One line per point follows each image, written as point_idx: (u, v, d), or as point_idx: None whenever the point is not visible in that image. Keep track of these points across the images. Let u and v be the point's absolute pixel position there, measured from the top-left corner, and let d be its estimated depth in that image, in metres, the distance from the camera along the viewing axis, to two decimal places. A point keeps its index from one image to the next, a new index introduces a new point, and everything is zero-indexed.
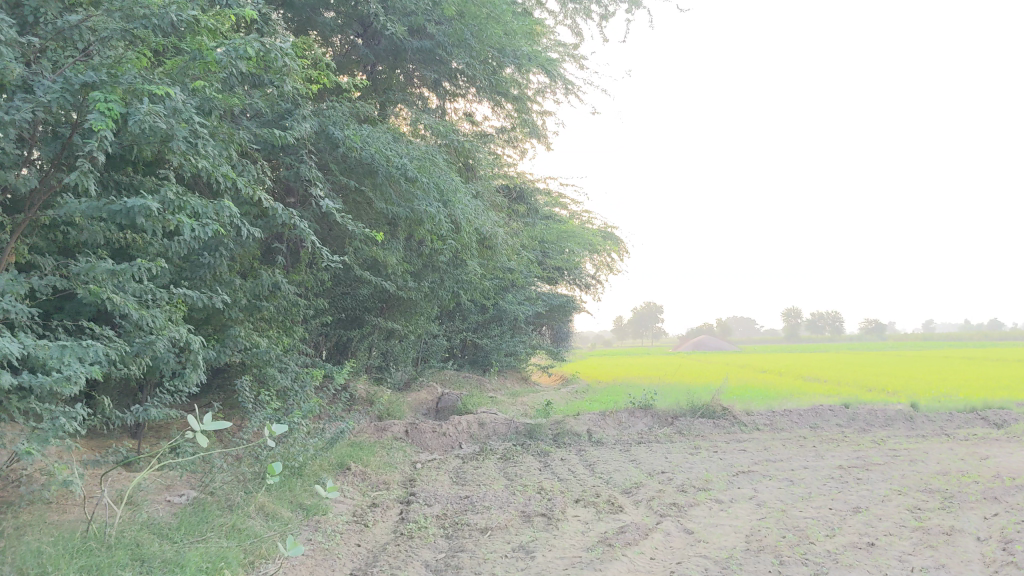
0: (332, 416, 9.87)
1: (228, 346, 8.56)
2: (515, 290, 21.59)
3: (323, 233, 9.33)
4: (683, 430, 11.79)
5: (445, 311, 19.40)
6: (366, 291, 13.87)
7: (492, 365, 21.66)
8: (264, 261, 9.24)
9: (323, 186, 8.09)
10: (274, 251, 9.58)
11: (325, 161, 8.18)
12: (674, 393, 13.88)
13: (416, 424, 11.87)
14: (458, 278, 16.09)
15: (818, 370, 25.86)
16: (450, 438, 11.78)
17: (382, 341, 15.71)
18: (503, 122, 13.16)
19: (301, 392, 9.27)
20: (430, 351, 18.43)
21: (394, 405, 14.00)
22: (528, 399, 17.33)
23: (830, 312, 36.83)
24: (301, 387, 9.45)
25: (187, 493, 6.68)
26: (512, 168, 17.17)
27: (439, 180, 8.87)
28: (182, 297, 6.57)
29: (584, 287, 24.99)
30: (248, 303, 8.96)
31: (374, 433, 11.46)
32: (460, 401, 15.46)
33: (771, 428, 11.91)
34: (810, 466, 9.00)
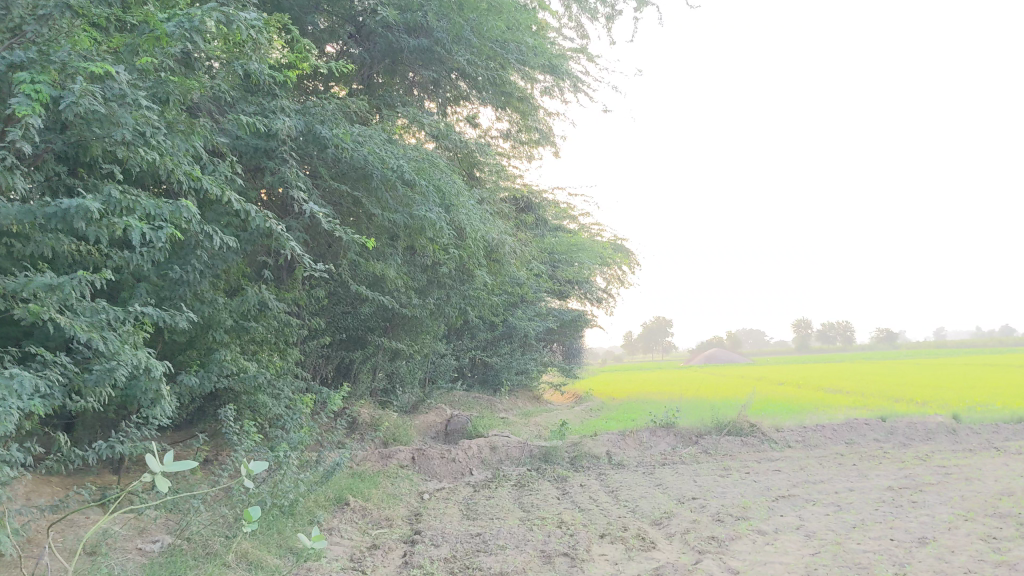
0: (331, 444, 9.10)
1: (212, 372, 7.93)
2: (525, 305, 20.82)
3: (317, 246, 8.61)
4: (709, 449, 10.99)
5: (452, 329, 18.65)
6: (367, 309, 13.14)
7: (502, 385, 20.87)
8: (251, 277, 8.54)
9: (310, 189, 7.41)
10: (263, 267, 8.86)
11: (314, 164, 7.47)
12: (698, 409, 13.07)
13: (423, 450, 11.09)
14: (465, 293, 15.34)
15: (839, 381, 24.98)
16: (460, 464, 10.99)
17: (387, 362, 14.96)
18: (508, 127, 12.44)
19: (295, 419, 8.51)
20: (438, 372, 17.67)
21: (400, 430, 13.24)
22: (541, 419, 16.52)
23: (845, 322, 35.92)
24: (296, 413, 8.69)
25: (162, 539, 5.91)
26: (518, 177, 16.46)
27: (438, 182, 8.12)
28: (149, 318, 5.89)
29: (595, 301, 24.23)
30: (234, 324, 8.27)
31: (378, 461, 10.68)
32: (470, 423, 14.68)
33: (804, 445, 11.08)
34: (856, 487, 8.19)
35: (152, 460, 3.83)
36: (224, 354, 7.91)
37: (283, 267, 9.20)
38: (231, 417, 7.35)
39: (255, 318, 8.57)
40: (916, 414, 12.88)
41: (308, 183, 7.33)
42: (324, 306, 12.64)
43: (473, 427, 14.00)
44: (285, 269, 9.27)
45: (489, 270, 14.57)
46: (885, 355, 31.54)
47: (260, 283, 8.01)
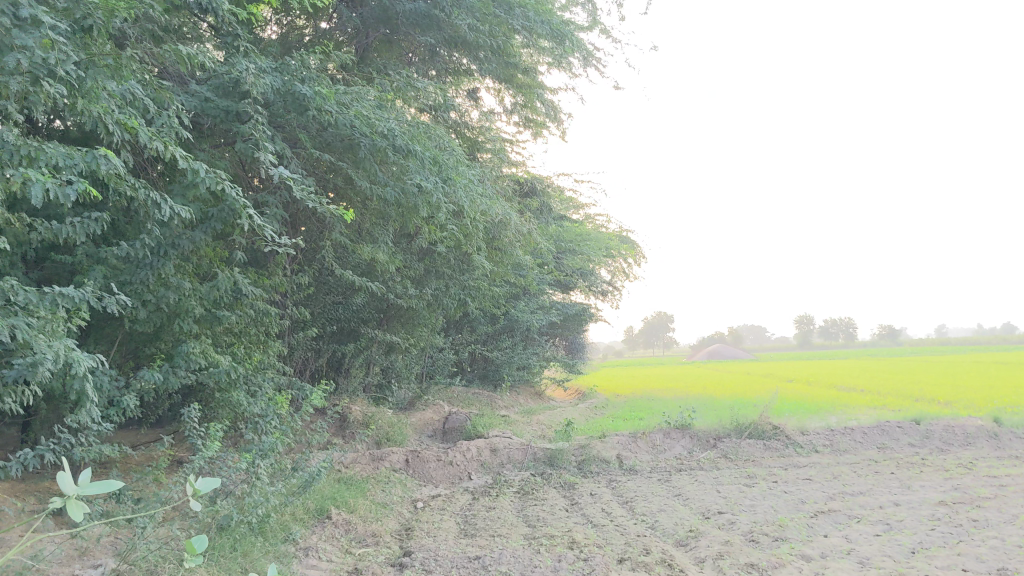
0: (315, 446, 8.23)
1: (179, 366, 7.13)
2: (527, 298, 19.95)
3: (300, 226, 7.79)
4: (729, 454, 10.10)
5: (450, 322, 17.77)
6: (359, 300, 12.27)
7: (503, 381, 19.97)
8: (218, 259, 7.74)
9: (281, 157, 6.67)
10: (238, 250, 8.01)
11: (296, 131, 6.67)
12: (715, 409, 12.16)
13: (418, 452, 10.20)
14: (465, 283, 14.46)
15: (852, 378, 24.08)
16: (458, 468, 10.10)
17: (381, 356, 14.09)
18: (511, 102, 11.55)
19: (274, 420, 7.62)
20: (435, 368, 16.79)
21: (393, 428, 12.36)
22: (544, 418, 15.63)
23: (843, 319, 34.57)
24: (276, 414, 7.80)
25: (104, 563, 5.03)
26: (521, 161, 15.56)
27: (434, 154, 7.22)
28: (75, 303, 5.21)
29: (601, 294, 23.34)
30: (205, 313, 7.45)
31: (368, 465, 9.79)
32: (469, 422, 13.80)
33: (832, 450, 10.20)
34: (902, 501, 7.30)
35: (65, 479, 2.40)
36: (190, 346, 7.13)
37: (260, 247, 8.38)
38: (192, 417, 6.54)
39: (228, 305, 7.74)
40: (948, 416, 12.00)
41: (277, 149, 6.59)
42: (312, 296, 11.77)
43: (472, 427, 13.12)
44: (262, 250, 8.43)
45: (490, 259, 13.70)
46: (892, 351, 30.68)
47: (229, 257, 7.25)
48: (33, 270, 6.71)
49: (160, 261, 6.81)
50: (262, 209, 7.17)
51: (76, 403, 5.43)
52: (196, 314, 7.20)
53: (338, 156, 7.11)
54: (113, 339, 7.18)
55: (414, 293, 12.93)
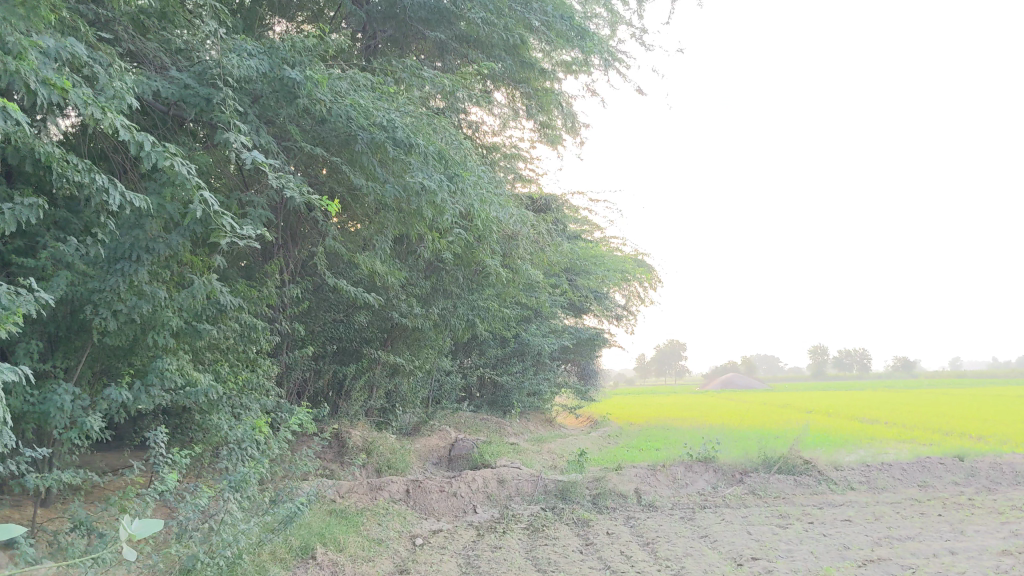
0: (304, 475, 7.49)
1: (153, 384, 6.44)
2: (539, 321, 19.23)
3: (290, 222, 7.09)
4: (757, 490, 9.30)
5: (459, 344, 17.04)
6: (361, 318, 11.60)
7: (513, 407, 19.18)
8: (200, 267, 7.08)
9: (261, 148, 6.02)
10: (222, 258, 7.32)
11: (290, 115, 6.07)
12: (739, 440, 11.35)
13: (419, 483, 9.46)
14: (474, 303, 13.77)
15: (874, 410, 23.17)
16: (463, 501, 9.33)
17: (385, 379, 13.38)
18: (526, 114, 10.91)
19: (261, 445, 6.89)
20: (442, 392, 16.05)
21: (395, 456, 11.62)
22: (554, 446, 14.85)
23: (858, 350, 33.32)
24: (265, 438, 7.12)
25: None
26: (535, 175, 14.89)
27: (440, 151, 6.53)
28: (10, 306, 4.63)
29: (615, 319, 22.62)
30: (184, 327, 6.76)
31: (365, 496, 9.04)
32: (477, 449, 13.04)
33: (870, 487, 9.39)
34: (960, 549, 6.49)
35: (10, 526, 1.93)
36: (165, 362, 6.43)
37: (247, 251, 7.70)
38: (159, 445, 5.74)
39: (211, 318, 7.06)
40: (991, 452, 11.16)
41: (259, 139, 5.95)
42: (311, 314, 11.10)
43: (478, 455, 12.37)
44: (249, 254, 7.75)
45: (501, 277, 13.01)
46: (912, 383, 29.79)
47: (208, 259, 6.58)
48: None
49: (131, 266, 6.15)
50: (247, 210, 6.51)
51: (10, 426, 4.78)
52: (172, 326, 6.52)
53: (335, 152, 6.41)
54: (81, 355, 6.52)
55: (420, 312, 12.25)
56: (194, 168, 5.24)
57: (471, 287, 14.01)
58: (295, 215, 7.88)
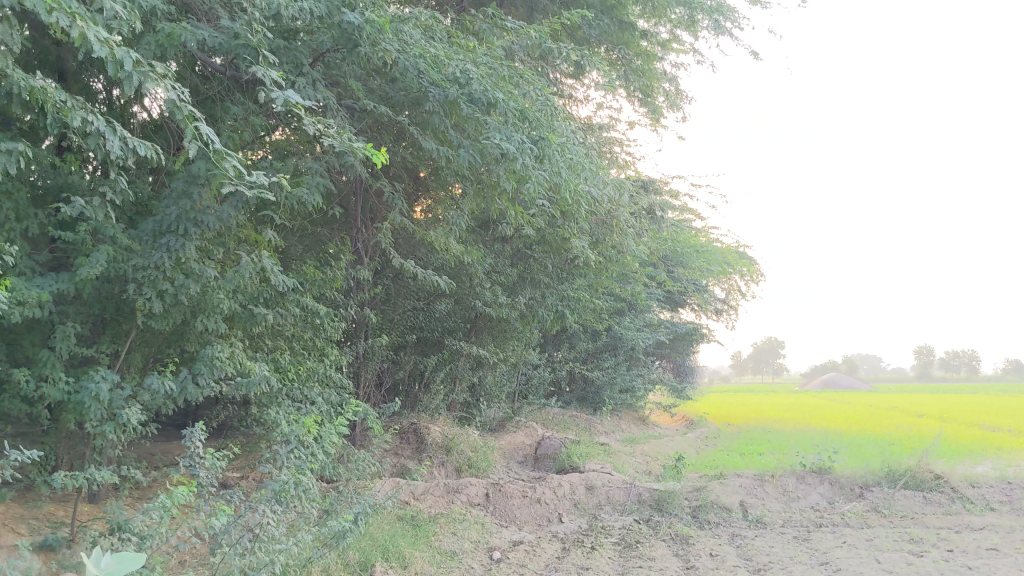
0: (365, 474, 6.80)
1: (200, 375, 5.77)
2: (632, 313, 18.28)
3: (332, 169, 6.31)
4: (880, 508, 8.24)
5: (548, 337, 16.24)
6: (443, 307, 10.90)
7: (604, 404, 18.27)
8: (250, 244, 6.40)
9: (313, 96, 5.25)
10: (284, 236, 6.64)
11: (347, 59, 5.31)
12: (856, 447, 10.22)
13: (501, 486, 8.70)
14: (564, 293, 12.93)
15: (994, 415, 21.49)
16: (547, 508, 8.50)
17: (469, 371, 12.67)
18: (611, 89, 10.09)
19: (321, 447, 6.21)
20: (530, 386, 15.30)
21: (477, 454, 10.87)
22: (647, 447, 13.96)
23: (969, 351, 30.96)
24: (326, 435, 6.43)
25: None
26: (631, 157, 13.99)
27: (523, 110, 5.70)
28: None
29: (714, 314, 21.49)
30: (238, 311, 6.08)
31: (441, 499, 8.33)
32: (565, 449, 12.22)
33: (1012, 509, 8.21)
34: None
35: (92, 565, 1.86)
36: (214, 349, 5.75)
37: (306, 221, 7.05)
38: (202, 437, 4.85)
39: (269, 302, 6.36)
40: None
41: (310, 89, 5.19)
42: (389, 300, 10.44)
43: (566, 455, 11.54)
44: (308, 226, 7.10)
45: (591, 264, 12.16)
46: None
47: (258, 227, 5.90)
48: (42, 251, 5.66)
49: (175, 240, 5.46)
50: (303, 178, 5.77)
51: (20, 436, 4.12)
52: (222, 309, 5.82)
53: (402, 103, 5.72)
54: (130, 338, 5.95)
55: (506, 301, 11.47)
56: (186, 93, 4.43)
57: (561, 276, 13.18)
58: (361, 183, 7.21)
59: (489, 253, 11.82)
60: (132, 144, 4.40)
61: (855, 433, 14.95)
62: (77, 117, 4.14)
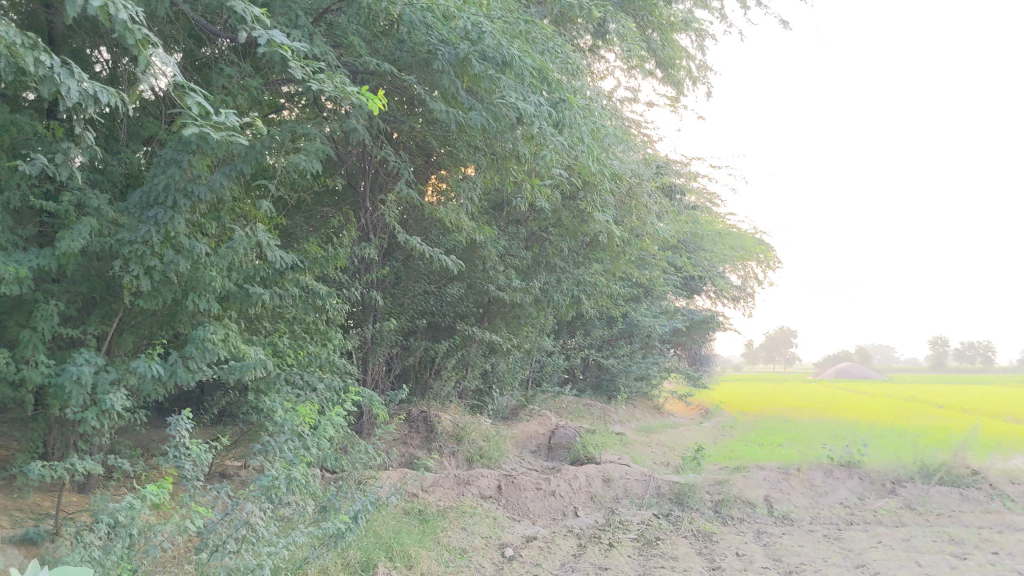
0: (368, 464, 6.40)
1: (192, 358, 5.38)
2: (649, 300, 17.82)
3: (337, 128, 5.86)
4: (914, 505, 7.82)
5: (562, 323, 15.80)
6: (455, 291, 10.47)
7: (619, 392, 17.85)
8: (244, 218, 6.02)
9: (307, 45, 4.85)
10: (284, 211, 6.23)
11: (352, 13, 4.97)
12: (885, 438, 9.79)
13: (514, 478, 8.31)
14: (580, 278, 12.48)
15: None
16: (562, 501, 8.09)
17: (481, 358, 12.27)
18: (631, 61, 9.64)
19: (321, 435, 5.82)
20: (543, 374, 14.90)
21: (488, 444, 10.46)
22: (664, 438, 13.55)
23: None
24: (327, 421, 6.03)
25: None
26: (650, 137, 13.53)
27: (541, 71, 5.28)
28: None
29: (732, 301, 21.01)
30: (233, 290, 5.67)
31: (451, 491, 7.94)
32: (579, 438, 11.79)
33: None
34: None
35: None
36: (206, 330, 5.35)
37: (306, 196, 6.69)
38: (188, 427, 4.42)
39: (267, 281, 5.97)
40: None
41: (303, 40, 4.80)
42: (398, 284, 10.04)
43: (581, 445, 11.12)
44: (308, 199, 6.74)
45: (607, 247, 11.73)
46: None
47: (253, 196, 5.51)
48: (24, 224, 5.27)
49: (163, 213, 5.04)
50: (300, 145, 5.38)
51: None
52: (216, 287, 5.42)
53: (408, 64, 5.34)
54: (118, 318, 5.55)
55: (520, 285, 11.04)
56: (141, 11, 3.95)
57: (576, 260, 12.74)
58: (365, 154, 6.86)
59: (502, 235, 11.39)
60: (95, 90, 3.94)
61: (878, 423, 14.47)
62: (31, 61, 3.69)
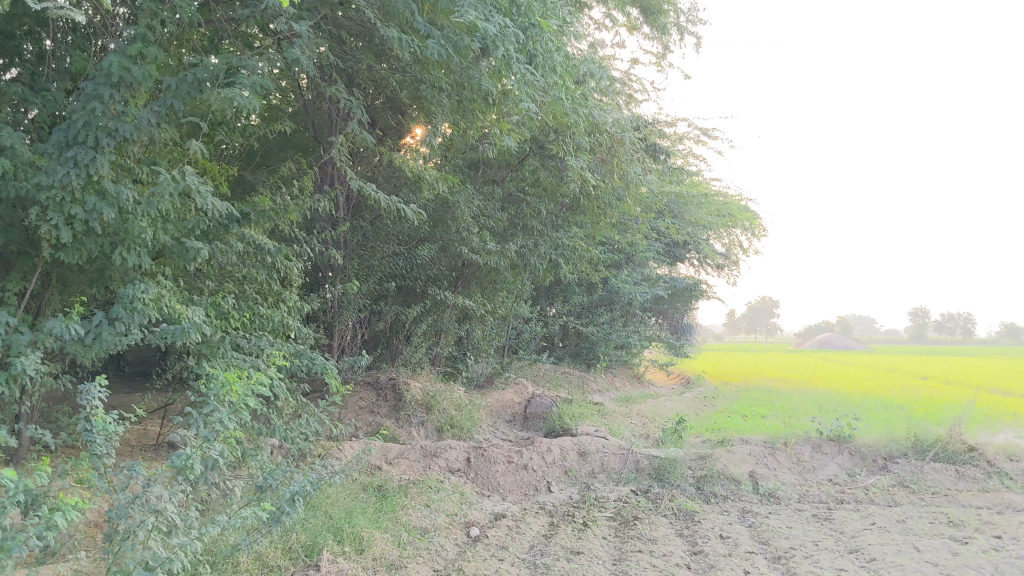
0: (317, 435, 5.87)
1: (118, 321, 4.79)
2: (630, 266, 17.32)
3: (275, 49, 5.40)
4: (907, 483, 7.39)
5: (540, 288, 15.26)
6: (425, 253, 9.91)
7: (598, 361, 17.39)
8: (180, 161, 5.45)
9: None
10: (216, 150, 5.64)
11: None
12: (875, 410, 9.37)
13: (484, 451, 7.82)
14: (558, 241, 11.91)
15: None
16: (535, 475, 7.60)
17: (455, 324, 11.75)
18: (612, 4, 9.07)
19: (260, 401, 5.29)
20: (520, 341, 14.41)
21: (460, 413, 9.96)
22: (644, 408, 13.11)
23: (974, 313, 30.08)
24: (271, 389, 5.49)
25: None
26: (633, 94, 12.95)
27: None
28: None
29: (715, 268, 20.52)
30: (168, 245, 5.07)
31: (416, 464, 7.46)
32: (557, 408, 11.33)
33: None
34: None
35: None
36: (136, 289, 4.76)
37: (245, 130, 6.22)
38: (99, 393, 3.75)
39: (208, 235, 5.38)
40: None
41: None
42: (366, 245, 9.49)
43: (557, 415, 10.64)
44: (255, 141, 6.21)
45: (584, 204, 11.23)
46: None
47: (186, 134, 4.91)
48: None
49: (85, 153, 4.36)
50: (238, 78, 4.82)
51: None
52: (147, 240, 4.79)
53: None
54: (37, 274, 4.94)
55: (495, 247, 10.46)
56: None
57: (555, 223, 12.19)
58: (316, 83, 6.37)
59: (477, 194, 10.82)
60: None
61: (863, 394, 14.04)
62: None
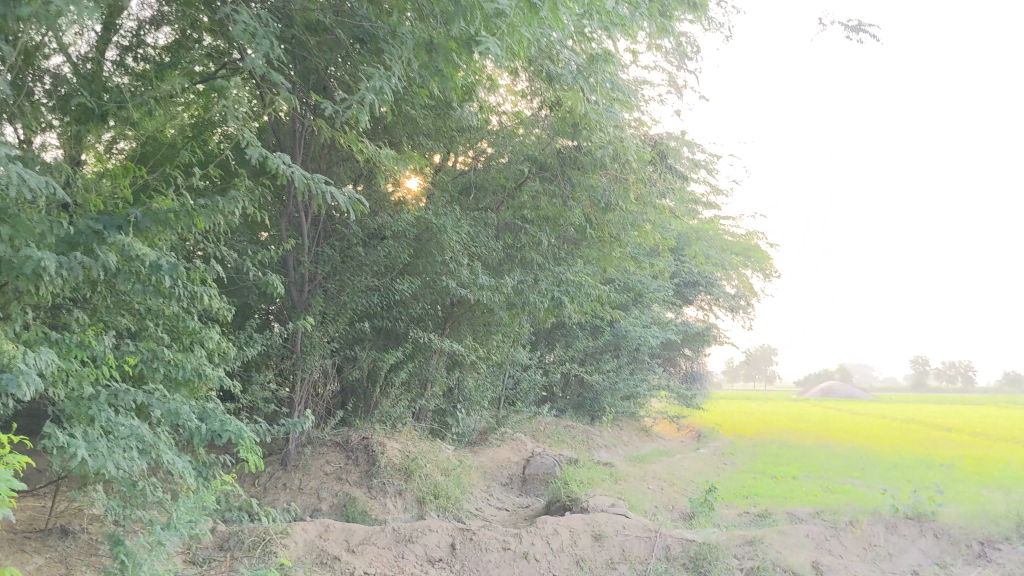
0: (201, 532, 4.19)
1: None
2: (637, 308, 15.69)
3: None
4: None
5: (539, 331, 13.64)
6: (406, 287, 8.22)
7: (604, 413, 15.73)
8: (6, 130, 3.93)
9: None
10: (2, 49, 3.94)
11: None
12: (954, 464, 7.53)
13: (472, 533, 6.18)
14: (561, 276, 10.21)
15: None
16: (537, 568, 5.91)
17: (443, 372, 10.10)
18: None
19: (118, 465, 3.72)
20: (518, 391, 12.74)
21: (447, 479, 8.30)
22: (661, 470, 11.41)
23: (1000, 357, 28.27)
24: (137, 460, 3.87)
25: None
26: (644, 110, 11.37)
27: None
28: None
29: (727, 311, 18.82)
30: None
31: (387, 554, 5.77)
32: (561, 469, 9.66)
33: None
34: None
35: None
36: None
37: (81, 66, 5.14)
38: None
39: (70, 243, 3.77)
40: None
41: None
42: (333, 277, 7.84)
43: (562, 480, 8.93)
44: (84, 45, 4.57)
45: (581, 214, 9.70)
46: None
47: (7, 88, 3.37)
48: None
49: None
50: None
51: None
52: None
53: None
54: None
55: (488, 280, 8.79)
56: None
57: (557, 257, 10.54)
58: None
59: (465, 218, 9.20)
60: None
61: (888, 443, 12.11)
62: None
